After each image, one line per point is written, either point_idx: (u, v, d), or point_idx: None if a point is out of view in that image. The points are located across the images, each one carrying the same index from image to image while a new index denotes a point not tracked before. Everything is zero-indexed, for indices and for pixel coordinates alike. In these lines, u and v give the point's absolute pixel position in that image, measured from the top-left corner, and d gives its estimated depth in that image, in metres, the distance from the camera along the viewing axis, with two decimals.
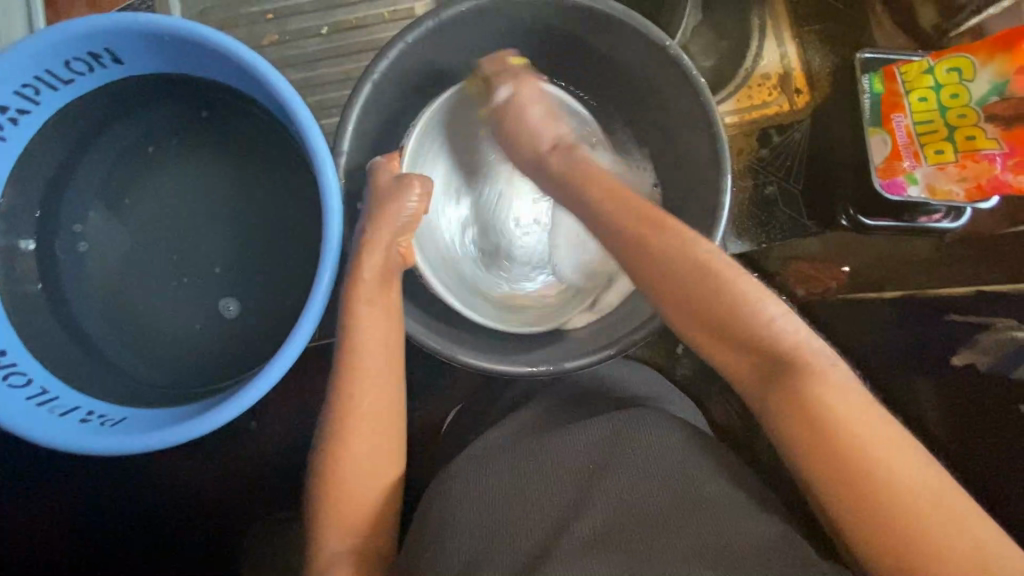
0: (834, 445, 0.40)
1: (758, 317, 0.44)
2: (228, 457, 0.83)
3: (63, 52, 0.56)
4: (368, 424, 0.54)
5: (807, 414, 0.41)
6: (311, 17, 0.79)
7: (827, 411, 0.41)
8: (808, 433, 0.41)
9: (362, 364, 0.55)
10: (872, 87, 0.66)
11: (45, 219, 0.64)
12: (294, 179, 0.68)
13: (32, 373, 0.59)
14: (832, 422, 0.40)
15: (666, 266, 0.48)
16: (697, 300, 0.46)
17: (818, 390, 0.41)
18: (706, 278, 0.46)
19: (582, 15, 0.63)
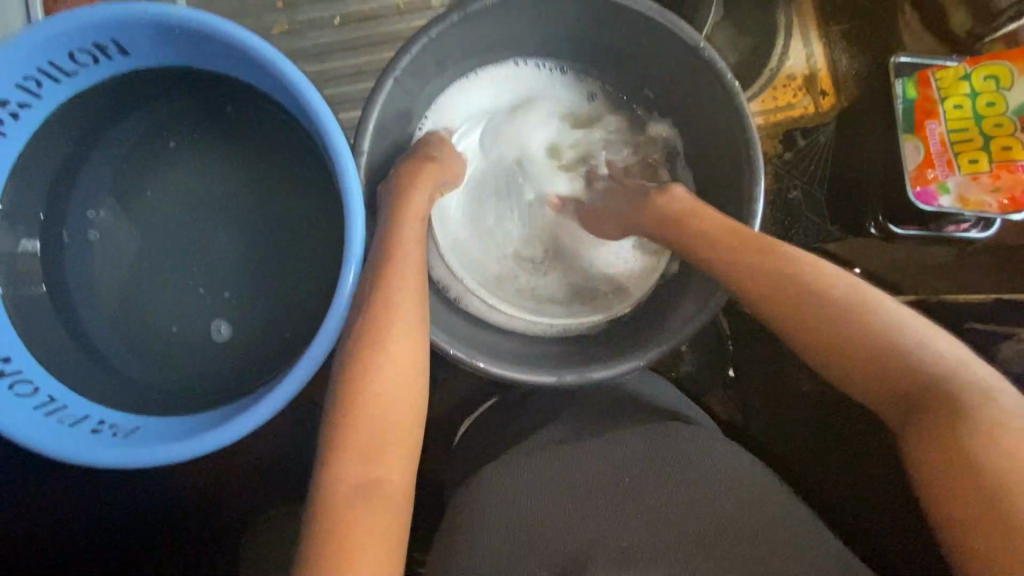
0: (971, 480, 0.40)
1: (892, 342, 0.46)
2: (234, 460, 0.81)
3: (68, 43, 0.53)
4: (388, 404, 0.50)
5: (953, 445, 0.41)
6: (323, 6, 0.76)
7: (971, 444, 0.41)
8: (946, 468, 0.41)
9: (387, 338, 0.52)
10: (906, 93, 0.64)
11: (47, 219, 0.62)
12: (307, 178, 0.65)
13: (38, 380, 0.57)
14: (982, 457, 0.40)
15: (802, 306, 0.50)
16: (827, 335, 0.48)
17: (970, 424, 0.41)
18: (849, 314, 0.48)
19: (613, 13, 0.61)
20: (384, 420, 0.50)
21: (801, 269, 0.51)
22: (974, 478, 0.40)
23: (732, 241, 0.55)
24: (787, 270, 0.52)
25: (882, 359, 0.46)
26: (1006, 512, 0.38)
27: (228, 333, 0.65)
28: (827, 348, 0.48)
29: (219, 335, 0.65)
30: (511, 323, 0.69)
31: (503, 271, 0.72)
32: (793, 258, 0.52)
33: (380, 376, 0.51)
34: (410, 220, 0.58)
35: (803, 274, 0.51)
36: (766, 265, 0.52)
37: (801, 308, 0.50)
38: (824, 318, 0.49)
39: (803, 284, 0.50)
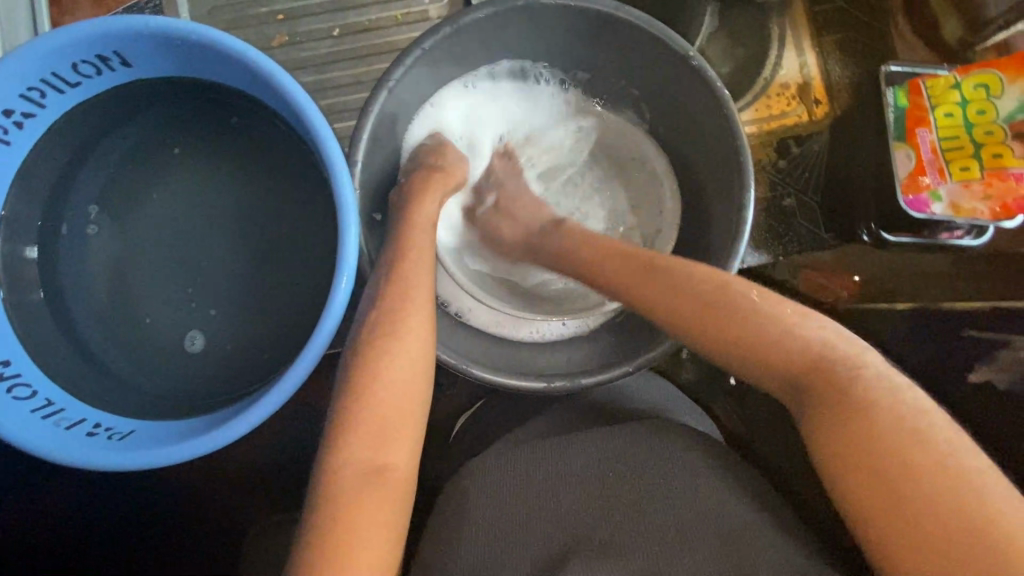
0: (881, 475, 0.42)
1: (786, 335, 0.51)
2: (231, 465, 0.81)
3: (70, 54, 0.54)
4: (390, 401, 0.51)
5: (849, 434, 0.45)
6: (323, 18, 0.78)
7: (880, 436, 0.43)
8: (872, 475, 0.42)
9: (396, 335, 0.53)
10: (897, 101, 0.65)
11: (48, 225, 0.63)
12: (303, 186, 0.66)
13: (37, 384, 0.58)
14: (888, 444, 0.42)
15: (724, 332, 0.52)
16: (763, 356, 0.51)
17: (866, 417, 0.44)
18: (778, 335, 0.51)
19: (606, 25, 0.62)
20: (394, 416, 0.51)
21: (718, 296, 0.54)
22: (890, 474, 0.41)
23: (657, 276, 0.57)
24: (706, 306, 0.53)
25: (810, 370, 0.49)
26: (937, 503, 0.39)
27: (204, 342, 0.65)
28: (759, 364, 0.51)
29: (188, 348, 0.65)
30: (512, 332, 0.69)
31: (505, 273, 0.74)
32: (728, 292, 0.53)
33: (390, 369, 0.52)
34: (410, 227, 0.60)
35: (722, 300, 0.53)
36: (688, 298, 0.55)
37: (735, 329, 0.52)
38: (749, 342, 0.51)
39: (708, 306, 0.53)
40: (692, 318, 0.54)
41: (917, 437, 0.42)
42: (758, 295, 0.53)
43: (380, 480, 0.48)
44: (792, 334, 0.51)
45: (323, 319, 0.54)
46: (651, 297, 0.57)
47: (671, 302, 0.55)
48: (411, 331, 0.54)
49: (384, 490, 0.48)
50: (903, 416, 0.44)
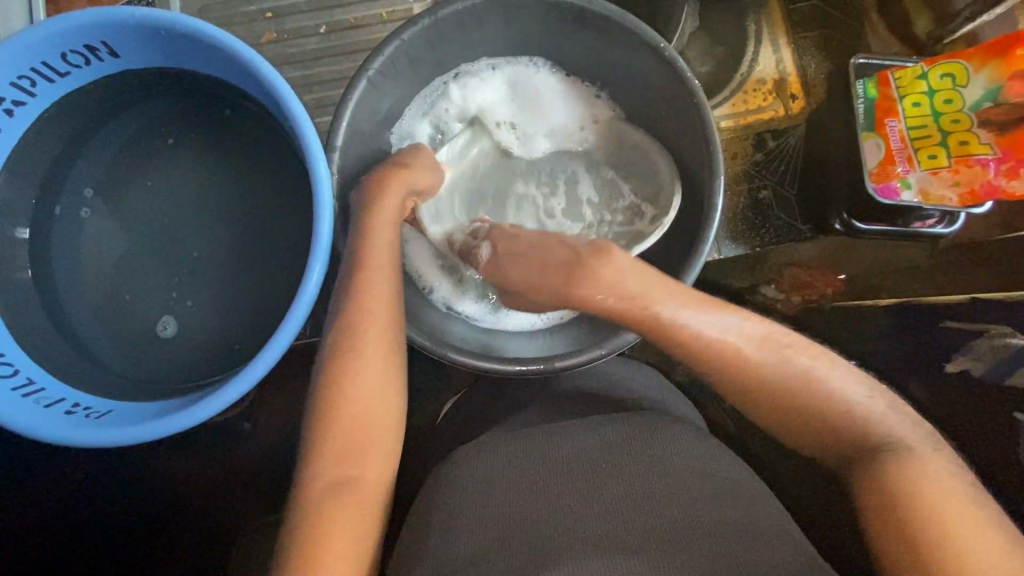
0: (905, 530, 0.43)
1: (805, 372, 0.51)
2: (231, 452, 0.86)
3: (60, 44, 0.56)
4: (360, 410, 0.51)
5: (878, 491, 0.46)
6: (310, 16, 0.80)
7: (910, 496, 0.44)
8: (894, 518, 0.44)
9: (362, 348, 0.53)
10: (867, 92, 0.66)
11: (36, 210, 0.64)
12: (286, 174, 0.68)
13: (18, 363, 0.59)
14: (918, 501, 0.44)
15: (730, 368, 0.51)
16: (785, 404, 0.51)
17: (893, 477, 0.45)
18: (794, 379, 0.51)
19: (581, 17, 0.63)
20: (367, 398, 0.52)
21: (723, 335, 0.52)
22: (915, 530, 0.43)
23: (662, 289, 0.53)
24: (693, 330, 0.51)
25: (833, 419, 0.50)
26: (954, 563, 0.41)
27: (175, 329, 0.67)
28: (774, 410, 0.51)
29: (160, 333, 0.66)
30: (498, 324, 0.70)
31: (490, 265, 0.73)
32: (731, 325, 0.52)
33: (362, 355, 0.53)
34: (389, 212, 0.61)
35: (728, 340, 0.51)
36: (675, 319, 0.52)
37: (748, 376, 0.51)
38: (765, 386, 0.51)
39: (719, 344, 0.51)
40: (699, 352, 0.52)
41: (941, 498, 0.44)
42: (766, 338, 0.52)
43: (358, 463, 0.49)
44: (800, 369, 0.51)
45: (298, 299, 0.56)
46: (653, 302, 0.52)
47: (667, 316, 0.52)
48: (381, 316, 0.55)
49: (361, 498, 0.48)
50: (930, 481, 0.45)
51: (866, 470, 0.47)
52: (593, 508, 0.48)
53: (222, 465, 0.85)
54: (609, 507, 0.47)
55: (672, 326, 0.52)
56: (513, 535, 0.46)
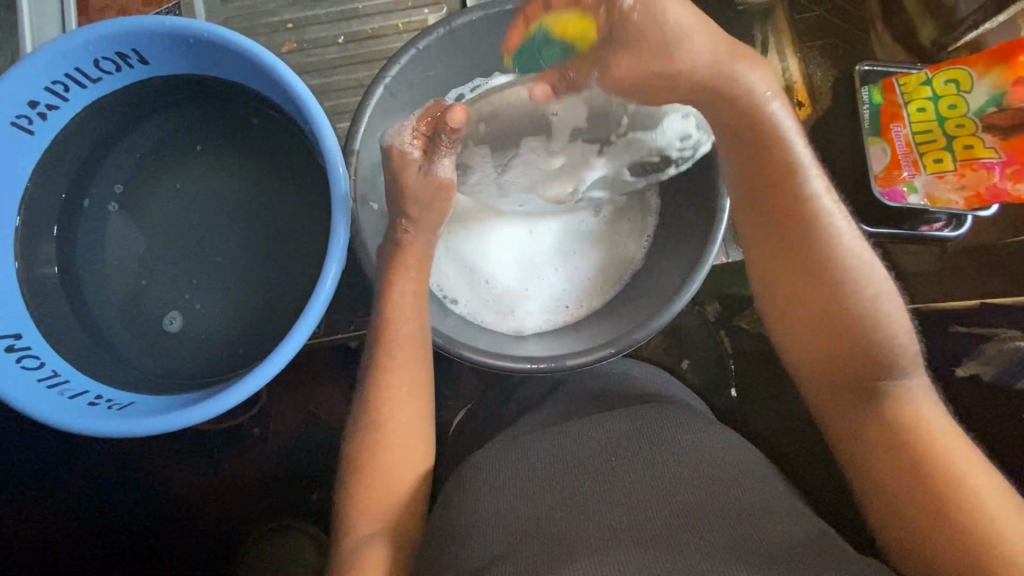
0: (922, 460, 0.48)
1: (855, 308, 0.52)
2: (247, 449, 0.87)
3: (94, 51, 0.59)
4: (398, 436, 0.59)
5: (906, 424, 0.49)
6: (329, 27, 0.83)
7: (929, 432, 0.49)
8: (910, 490, 0.48)
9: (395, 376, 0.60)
10: (872, 98, 0.67)
11: (65, 209, 0.67)
12: (305, 176, 0.70)
13: (45, 356, 0.61)
14: (934, 440, 0.48)
15: (830, 259, 0.52)
16: (846, 324, 0.52)
17: (914, 412, 0.50)
18: (869, 301, 0.52)
19: None
20: (404, 429, 0.59)
21: (829, 231, 0.53)
22: (927, 460, 0.48)
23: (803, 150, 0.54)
24: (812, 215, 0.53)
25: (874, 354, 0.51)
26: (961, 489, 0.46)
27: (182, 323, 0.68)
28: (838, 325, 0.52)
29: (167, 328, 0.68)
30: (511, 325, 0.71)
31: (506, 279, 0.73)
32: (831, 230, 0.53)
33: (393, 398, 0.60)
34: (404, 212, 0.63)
35: (832, 231, 0.53)
36: (813, 196, 0.53)
37: (828, 281, 0.52)
38: (837, 298, 0.52)
39: (827, 240, 0.52)
40: (801, 239, 0.53)
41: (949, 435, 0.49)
42: (859, 250, 0.53)
43: (397, 478, 0.58)
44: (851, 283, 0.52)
45: (313, 297, 0.57)
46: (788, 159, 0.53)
47: (799, 183, 0.53)
48: (409, 356, 0.61)
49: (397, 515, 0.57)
50: (935, 419, 0.51)
51: (891, 401, 0.50)
52: (605, 500, 0.48)
53: (238, 462, 0.87)
54: (622, 499, 0.48)
55: (805, 199, 0.53)
56: (531, 522, 0.48)
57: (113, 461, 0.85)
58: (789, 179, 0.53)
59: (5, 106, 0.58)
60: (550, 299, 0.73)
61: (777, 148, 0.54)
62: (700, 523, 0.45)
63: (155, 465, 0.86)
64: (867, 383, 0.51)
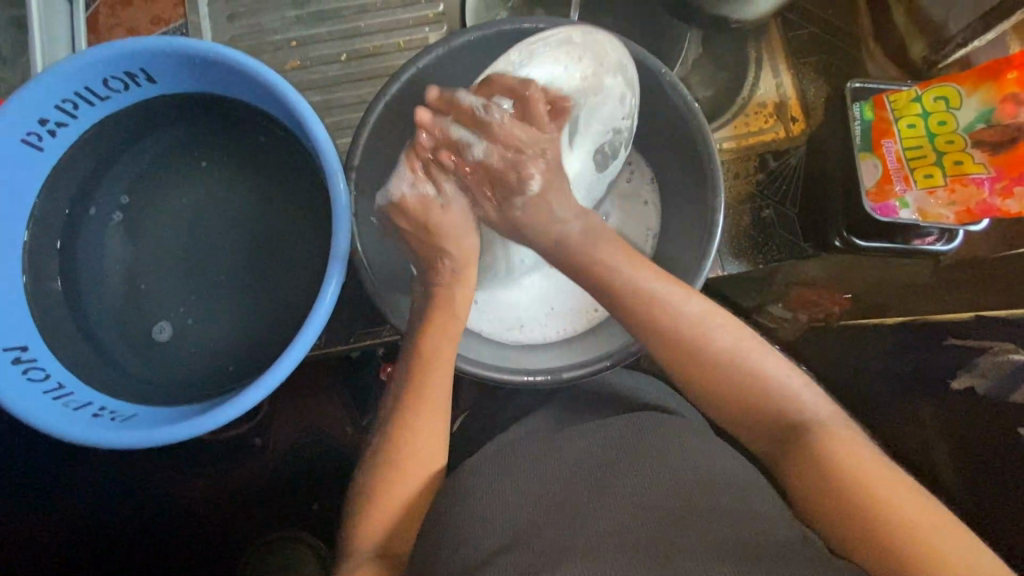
0: (850, 505, 0.46)
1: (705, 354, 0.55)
2: (247, 459, 0.87)
3: (102, 71, 0.61)
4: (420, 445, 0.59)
5: (818, 468, 0.49)
6: (332, 45, 0.85)
7: (845, 471, 0.47)
8: (862, 536, 0.45)
9: (424, 389, 0.60)
10: (863, 114, 0.68)
11: (72, 223, 0.68)
12: (307, 191, 0.71)
13: (50, 368, 0.62)
14: (849, 475, 0.47)
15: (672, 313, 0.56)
16: (726, 386, 0.54)
17: (825, 454, 0.49)
18: (729, 360, 0.54)
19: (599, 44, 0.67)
20: (426, 440, 0.59)
21: (687, 311, 0.56)
22: (849, 500, 0.46)
23: (636, 262, 0.60)
24: (655, 300, 0.57)
25: (770, 408, 0.53)
26: (883, 522, 0.44)
27: (170, 333, 0.69)
28: (720, 394, 0.55)
29: (153, 337, 0.69)
30: (515, 339, 0.72)
31: (516, 297, 0.76)
32: (684, 310, 0.56)
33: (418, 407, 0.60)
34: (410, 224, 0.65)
35: (676, 307, 0.57)
36: (653, 292, 0.58)
37: (691, 358, 0.55)
38: (709, 370, 0.55)
39: (672, 323, 0.56)
40: (651, 331, 0.57)
41: (865, 460, 0.48)
42: (710, 313, 0.57)
43: (405, 487, 0.58)
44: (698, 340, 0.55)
45: (316, 309, 0.59)
46: (623, 276, 0.59)
47: (639, 288, 0.58)
48: (438, 374, 0.60)
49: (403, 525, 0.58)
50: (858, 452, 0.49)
51: (800, 452, 0.50)
52: (600, 510, 0.49)
53: (238, 473, 0.87)
54: (616, 508, 0.48)
55: (646, 299, 0.57)
56: (528, 531, 0.48)
57: (114, 473, 0.86)
58: (626, 290, 0.58)
59: (15, 124, 0.59)
60: (565, 314, 0.74)
61: (612, 261, 0.60)
62: (695, 531, 0.45)
63: (156, 476, 0.86)
64: (783, 436, 0.52)
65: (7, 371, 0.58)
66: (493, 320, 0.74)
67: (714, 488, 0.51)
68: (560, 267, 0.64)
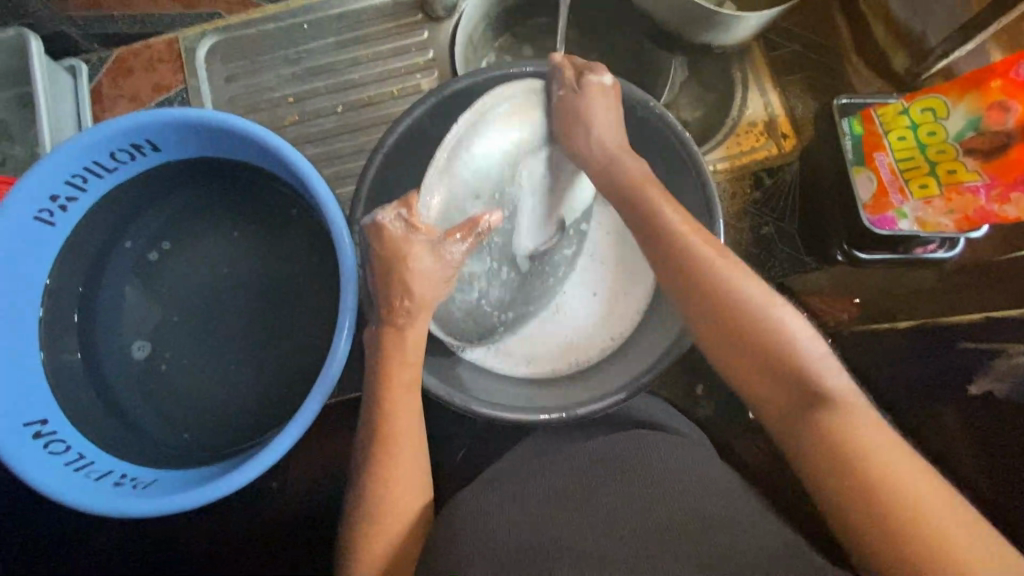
0: (859, 474, 0.43)
1: (732, 316, 0.52)
2: (264, 511, 0.86)
3: (109, 144, 0.63)
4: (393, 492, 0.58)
5: (822, 441, 0.45)
6: (328, 97, 0.87)
7: (857, 444, 0.44)
8: (866, 517, 0.42)
9: (387, 431, 0.59)
10: (852, 129, 0.70)
11: (85, 293, 0.69)
12: (313, 242, 0.72)
13: (70, 440, 0.63)
14: (867, 451, 0.44)
15: (727, 292, 0.53)
16: (751, 346, 0.50)
17: (840, 427, 0.45)
18: (762, 316, 0.51)
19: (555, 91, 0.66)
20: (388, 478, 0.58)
21: (715, 264, 0.54)
22: (856, 475, 0.43)
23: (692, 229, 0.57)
24: (690, 248, 0.56)
25: (792, 367, 0.49)
26: (899, 511, 0.41)
27: (149, 351, 0.71)
28: (737, 356, 0.51)
29: (132, 355, 0.71)
30: (526, 372, 0.73)
31: (528, 337, 0.75)
32: (741, 287, 0.53)
33: (396, 449, 0.59)
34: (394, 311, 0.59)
35: (739, 286, 0.53)
36: (688, 243, 0.56)
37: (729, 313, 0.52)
38: (741, 338, 0.51)
39: (727, 292, 0.53)
40: (717, 303, 0.53)
41: (881, 434, 0.44)
42: (765, 295, 0.53)
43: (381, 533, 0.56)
44: (732, 300, 0.52)
45: (327, 364, 0.59)
46: (692, 246, 0.56)
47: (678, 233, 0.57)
48: (409, 419, 0.60)
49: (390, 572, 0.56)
50: (868, 428, 0.45)
51: (814, 420, 0.46)
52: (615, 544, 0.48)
53: (256, 526, 0.86)
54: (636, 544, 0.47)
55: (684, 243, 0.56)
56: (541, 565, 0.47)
57: (134, 532, 0.86)
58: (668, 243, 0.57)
59: (28, 201, 0.61)
60: (573, 350, 0.75)
61: (649, 195, 0.60)
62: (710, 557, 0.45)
63: (177, 535, 0.86)
64: (797, 401, 0.48)
65: (30, 448, 0.59)
66: (507, 359, 0.73)
67: (731, 508, 0.50)
68: (611, 189, 0.63)
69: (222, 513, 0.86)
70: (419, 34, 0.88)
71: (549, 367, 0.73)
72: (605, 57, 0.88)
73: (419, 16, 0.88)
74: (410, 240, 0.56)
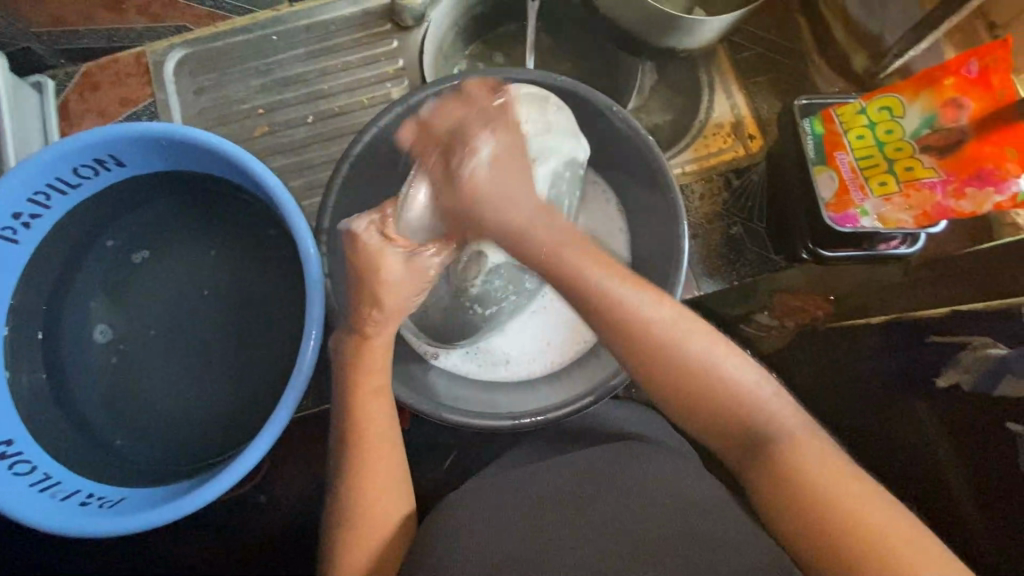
0: (822, 521, 0.38)
1: (644, 339, 0.47)
2: (244, 526, 0.85)
3: (71, 160, 0.62)
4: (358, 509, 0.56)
5: (778, 488, 0.41)
6: (297, 108, 0.87)
7: (811, 484, 0.40)
8: (835, 564, 0.37)
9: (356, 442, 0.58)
10: (813, 129, 0.71)
11: (51, 311, 0.69)
12: (283, 253, 0.72)
13: (36, 460, 0.62)
14: (819, 495, 0.39)
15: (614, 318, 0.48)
16: (683, 389, 0.45)
17: (793, 467, 0.41)
18: (702, 373, 0.45)
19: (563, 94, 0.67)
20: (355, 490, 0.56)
21: (634, 306, 0.48)
22: (818, 518, 0.39)
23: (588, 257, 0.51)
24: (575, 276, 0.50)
25: (733, 409, 0.44)
26: (871, 551, 0.36)
27: (110, 335, 0.71)
28: (674, 399, 0.46)
29: (95, 340, 0.70)
30: (500, 377, 0.73)
31: (503, 346, 0.75)
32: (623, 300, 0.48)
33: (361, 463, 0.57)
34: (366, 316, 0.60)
35: (628, 303, 0.48)
36: (619, 301, 0.48)
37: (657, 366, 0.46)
38: (657, 366, 0.46)
39: (611, 314, 0.48)
40: (605, 321, 0.48)
41: (836, 467, 0.40)
42: (672, 316, 0.47)
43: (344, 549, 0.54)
44: (631, 322, 0.47)
45: (294, 376, 0.60)
46: (579, 272, 0.50)
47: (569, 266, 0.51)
48: (378, 431, 0.58)
49: None
50: (822, 463, 0.41)
51: (766, 460, 0.42)
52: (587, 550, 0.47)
53: (237, 542, 0.85)
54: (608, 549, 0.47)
55: (602, 299, 0.49)
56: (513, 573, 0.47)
57: (112, 553, 0.84)
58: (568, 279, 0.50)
59: None
60: (547, 353, 0.74)
61: (571, 261, 0.51)
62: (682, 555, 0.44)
63: (158, 553, 0.85)
64: (748, 456, 0.44)
65: None
66: (483, 366, 0.74)
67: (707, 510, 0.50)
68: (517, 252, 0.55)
69: (202, 529, 0.85)
70: (388, 44, 0.89)
71: (526, 371, 0.73)
72: (575, 66, 0.89)
73: (388, 25, 0.89)
74: (385, 252, 0.59)
